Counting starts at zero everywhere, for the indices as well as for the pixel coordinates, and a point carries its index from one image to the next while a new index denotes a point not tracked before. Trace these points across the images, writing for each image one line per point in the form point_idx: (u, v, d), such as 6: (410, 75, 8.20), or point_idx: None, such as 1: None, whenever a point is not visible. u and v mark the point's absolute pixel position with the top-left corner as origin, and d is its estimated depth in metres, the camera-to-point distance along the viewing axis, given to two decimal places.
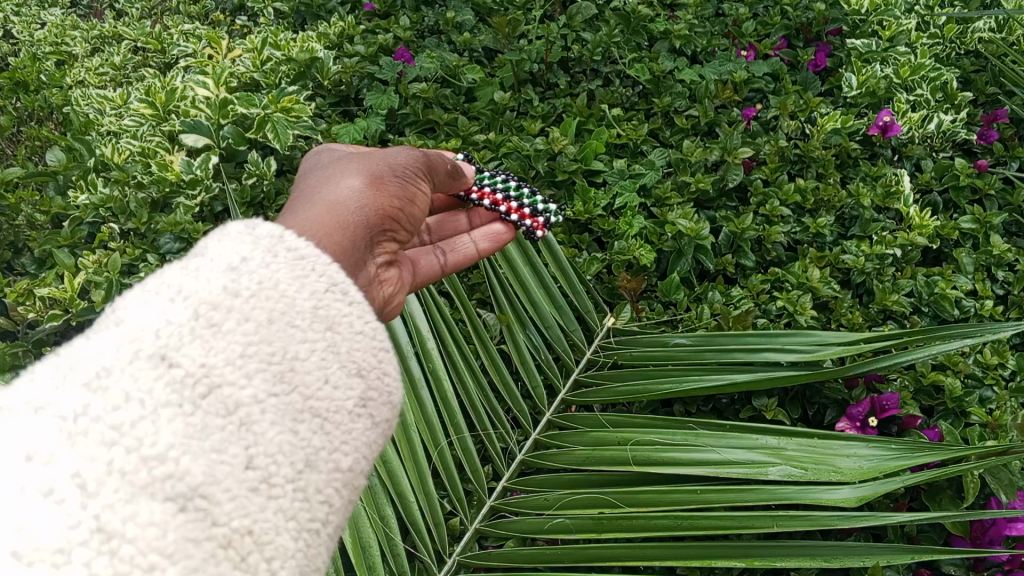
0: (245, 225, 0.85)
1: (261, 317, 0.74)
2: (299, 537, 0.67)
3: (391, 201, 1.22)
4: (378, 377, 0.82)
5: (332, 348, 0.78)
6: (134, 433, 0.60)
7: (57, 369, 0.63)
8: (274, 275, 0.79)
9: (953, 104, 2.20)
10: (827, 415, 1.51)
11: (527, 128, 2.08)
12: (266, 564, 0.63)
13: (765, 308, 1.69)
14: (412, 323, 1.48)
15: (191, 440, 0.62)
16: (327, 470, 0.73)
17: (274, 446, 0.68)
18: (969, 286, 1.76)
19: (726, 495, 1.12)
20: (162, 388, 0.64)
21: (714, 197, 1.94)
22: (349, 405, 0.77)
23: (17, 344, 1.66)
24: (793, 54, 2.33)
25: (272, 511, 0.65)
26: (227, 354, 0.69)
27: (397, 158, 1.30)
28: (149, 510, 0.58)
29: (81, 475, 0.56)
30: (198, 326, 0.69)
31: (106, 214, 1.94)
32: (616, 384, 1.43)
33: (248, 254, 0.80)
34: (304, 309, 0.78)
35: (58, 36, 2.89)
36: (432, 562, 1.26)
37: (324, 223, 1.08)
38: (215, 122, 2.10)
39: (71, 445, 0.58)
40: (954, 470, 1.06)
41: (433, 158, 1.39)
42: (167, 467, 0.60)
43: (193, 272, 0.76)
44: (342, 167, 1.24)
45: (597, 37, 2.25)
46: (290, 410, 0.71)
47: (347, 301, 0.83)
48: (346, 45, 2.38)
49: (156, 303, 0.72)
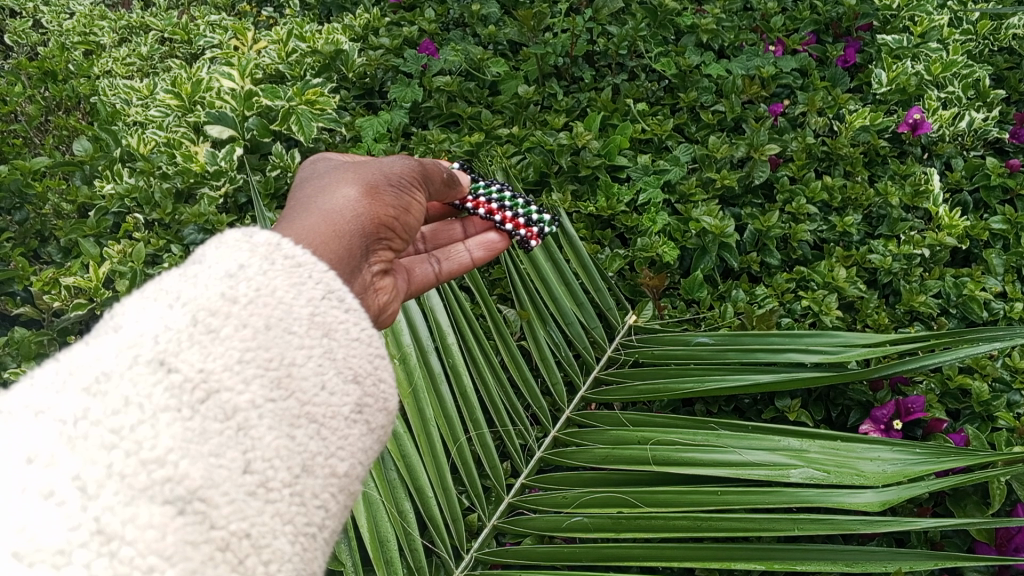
0: (242, 233, 0.87)
1: (259, 323, 0.75)
2: (296, 541, 0.68)
3: (386, 210, 1.22)
4: (374, 383, 0.84)
5: (329, 354, 0.80)
6: (133, 437, 0.61)
7: (57, 373, 0.64)
8: (272, 282, 0.80)
9: (985, 101, 2.14)
10: (850, 417, 1.49)
11: (550, 122, 2.06)
12: (264, 566, 0.64)
13: (790, 308, 1.68)
14: (433, 318, 1.49)
15: (190, 444, 0.64)
16: (323, 475, 0.74)
17: (271, 451, 0.69)
18: (998, 288, 1.72)
19: (747, 497, 1.11)
20: (160, 392, 0.65)
21: (739, 194, 1.91)
22: (346, 411, 0.79)
23: (43, 332, 1.69)
24: (822, 50, 2.29)
25: (270, 515, 0.66)
26: (224, 360, 0.70)
27: (394, 168, 1.30)
28: (149, 512, 0.59)
29: (81, 477, 0.57)
30: (196, 333, 0.71)
31: (131, 204, 1.96)
32: (637, 382, 1.42)
33: (245, 261, 0.82)
34: (301, 315, 0.80)
35: (86, 27, 2.93)
36: (450, 558, 1.27)
37: (319, 231, 1.08)
38: (240, 114, 2.12)
39: (71, 448, 0.59)
40: (981, 476, 1.03)
41: (427, 166, 1.38)
42: (166, 470, 0.61)
43: (191, 279, 0.77)
44: (338, 177, 1.24)
45: (623, 31, 2.23)
46: (288, 415, 0.72)
47: (344, 307, 0.85)
48: (371, 37, 2.39)
49: (155, 309, 0.73)
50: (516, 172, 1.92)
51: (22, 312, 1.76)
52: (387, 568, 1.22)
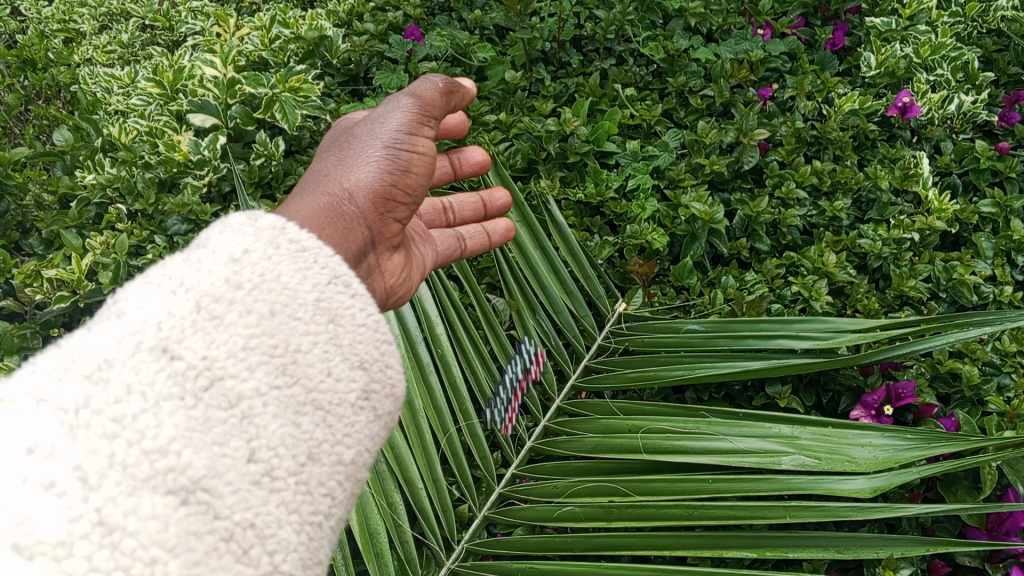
0: (247, 216, 0.88)
1: (263, 309, 0.77)
2: (301, 530, 0.69)
3: (384, 181, 1.22)
4: (381, 369, 0.84)
5: (335, 340, 0.81)
6: (136, 426, 0.63)
7: (59, 361, 0.66)
8: (277, 267, 0.81)
9: (974, 84, 2.13)
10: (841, 402, 1.49)
11: (538, 108, 2.04)
12: (269, 557, 0.65)
13: (780, 293, 1.67)
14: (421, 308, 1.48)
15: (193, 432, 0.65)
16: (330, 463, 0.75)
17: (276, 439, 0.70)
18: (987, 272, 1.71)
19: (738, 485, 1.11)
20: (162, 380, 0.67)
21: (728, 179, 1.90)
22: (352, 398, 0.80)
23: (25, 326, 1.66)
24: (810, 33, 2.28)
25: (274, 504, 0.67)
26: (229, 347, 0.71)
27: (391, 122, 1.26)
28: (151, 502, 0.60)
29: (81, 468, 0.59)
30: (199, 318, 0.72)
31: (113, 194, 1.93)
32: (627, 370, 1.41)
33: (250, 245, 0.83)
34: (307, 301, 0.81)
35: (65, 14, 2.87)
36: (439, 550, 1.25)
37: (324, 218, 1.13)
38: (222, 102, 2.09)
39: (72, 438, 0.61)
40: (972, 461, 1.02)
41: (421, 98, 1.30)
42: (169, 460, 0.63)
43: (195, 264, 0.79)
44: (344, 150, 1.25)
45: (610, 15, 2.19)
46: (293, 402, 0.73)
47: (351, 292, 0.86)
48: (355, 23, 2.35)
49: (158, 295, 0.74)
50: (504, 159, 1.90)
51: (5, 305, 1.73)
52: (376, 562, 1.21)
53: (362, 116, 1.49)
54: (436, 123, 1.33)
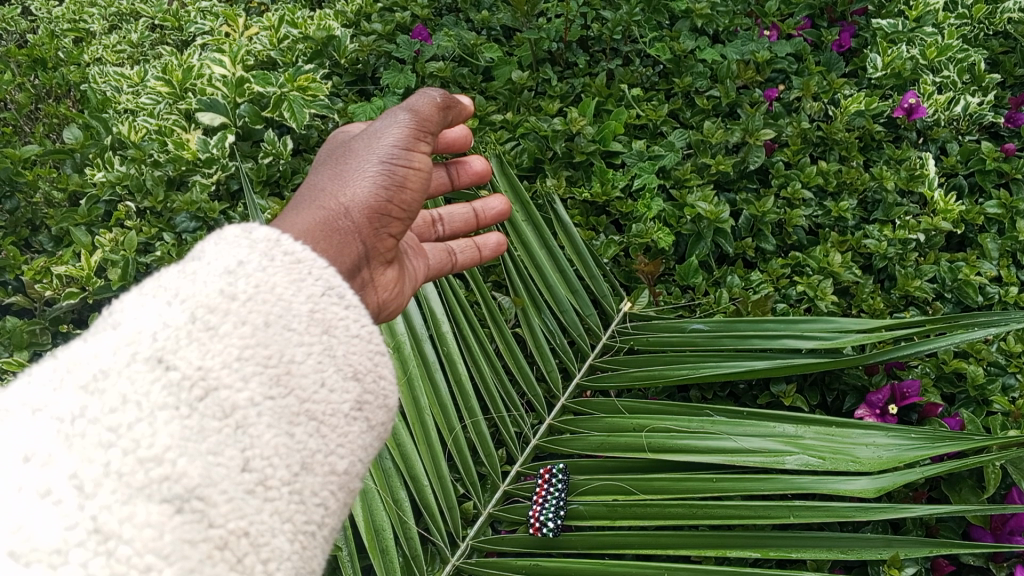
0: (242, 228, 0.90)
1: (258, 320, 0.78)
2: (295, 539, 0.71)
3: (380, 196, 1.23)
4: (375, 379, 0.86)
5: (329, 351, 0.82)
6: (131, 435, 0.64)
7: (56, 371, 0.68)
8: (271, 278, 0.84)
9: (981, 85, 2.12)
10: (845, 402, 1.50)
11: (544, 108, 2.04)
12: (263, 565, 0.67)
13: (785, 293, 1.68)
14: (427, 307, 1.50)
15: (187, 442, 0.67)
16: (323, 472, 0.77)
17: (270, 449, 0.71)
18: (993, 273, 1.71)
19: (741, 485, 1.12)
20: (158, 390, 0.68)
21: (734, 179, 1.90)
22: (345, 408, 0.81)
23: (34, 322, 1.68)
24: (816, 34, 2.29)
25: (269, 513, 0.69)
26: (224, 357, 0.73)
27: (388, 137, 1.27)
28: (146, 511, 0.61)
29: (78, 477, 0.61)
30: (194, 329, 0.74)
31: (122, 192, 1.95)
32: (632, 369, 1.43)
33: (245, 257, 0.85)
34: (301, 312, 0.83)
35: (76, 13, 2.91)
36: (444, 547, 1.27)
37: (319, 234, 1.14)
38: (231, 101, 2.11)
39: (68, 447, 0.62)
40: (975, 462, 1.02)
41: (419, 113, 1.32)
42: (163, 469, 0.64)
43: (190, 276, 0.81)
44: (341, 163, 1.26)
45: (617, 16, 2.20)
46: (287, 413, 0.75)
47: (344, 304, 0.87)
48: (363, 23, 2.36)
49: (154, 306, 0.76)
50: (510, 159, 1.92)
51: (14, 301, 1.74)
52: (382, 558, 1.22)
53: (358, 129, 1.50)
54: (432, 137, 1.34)
